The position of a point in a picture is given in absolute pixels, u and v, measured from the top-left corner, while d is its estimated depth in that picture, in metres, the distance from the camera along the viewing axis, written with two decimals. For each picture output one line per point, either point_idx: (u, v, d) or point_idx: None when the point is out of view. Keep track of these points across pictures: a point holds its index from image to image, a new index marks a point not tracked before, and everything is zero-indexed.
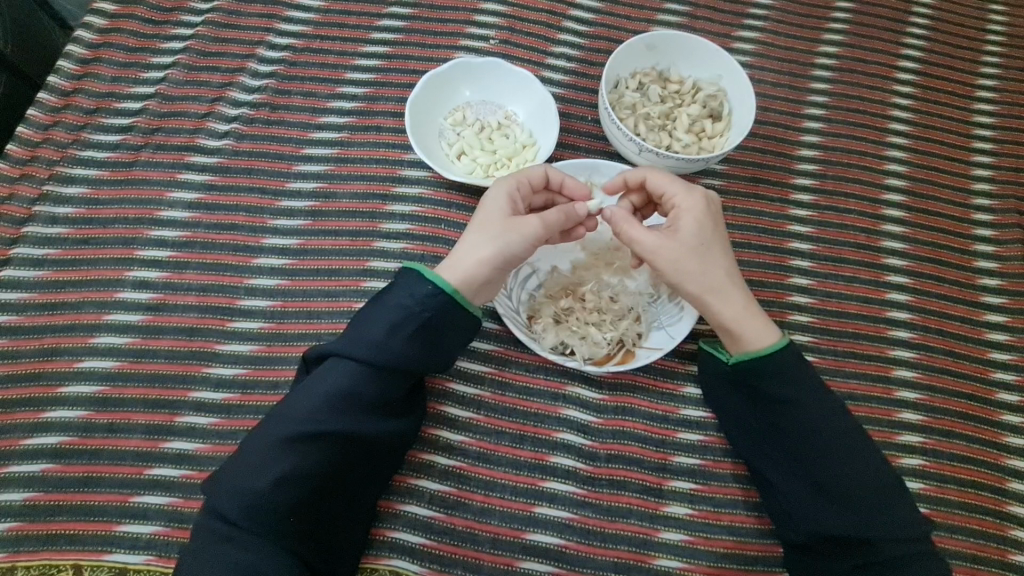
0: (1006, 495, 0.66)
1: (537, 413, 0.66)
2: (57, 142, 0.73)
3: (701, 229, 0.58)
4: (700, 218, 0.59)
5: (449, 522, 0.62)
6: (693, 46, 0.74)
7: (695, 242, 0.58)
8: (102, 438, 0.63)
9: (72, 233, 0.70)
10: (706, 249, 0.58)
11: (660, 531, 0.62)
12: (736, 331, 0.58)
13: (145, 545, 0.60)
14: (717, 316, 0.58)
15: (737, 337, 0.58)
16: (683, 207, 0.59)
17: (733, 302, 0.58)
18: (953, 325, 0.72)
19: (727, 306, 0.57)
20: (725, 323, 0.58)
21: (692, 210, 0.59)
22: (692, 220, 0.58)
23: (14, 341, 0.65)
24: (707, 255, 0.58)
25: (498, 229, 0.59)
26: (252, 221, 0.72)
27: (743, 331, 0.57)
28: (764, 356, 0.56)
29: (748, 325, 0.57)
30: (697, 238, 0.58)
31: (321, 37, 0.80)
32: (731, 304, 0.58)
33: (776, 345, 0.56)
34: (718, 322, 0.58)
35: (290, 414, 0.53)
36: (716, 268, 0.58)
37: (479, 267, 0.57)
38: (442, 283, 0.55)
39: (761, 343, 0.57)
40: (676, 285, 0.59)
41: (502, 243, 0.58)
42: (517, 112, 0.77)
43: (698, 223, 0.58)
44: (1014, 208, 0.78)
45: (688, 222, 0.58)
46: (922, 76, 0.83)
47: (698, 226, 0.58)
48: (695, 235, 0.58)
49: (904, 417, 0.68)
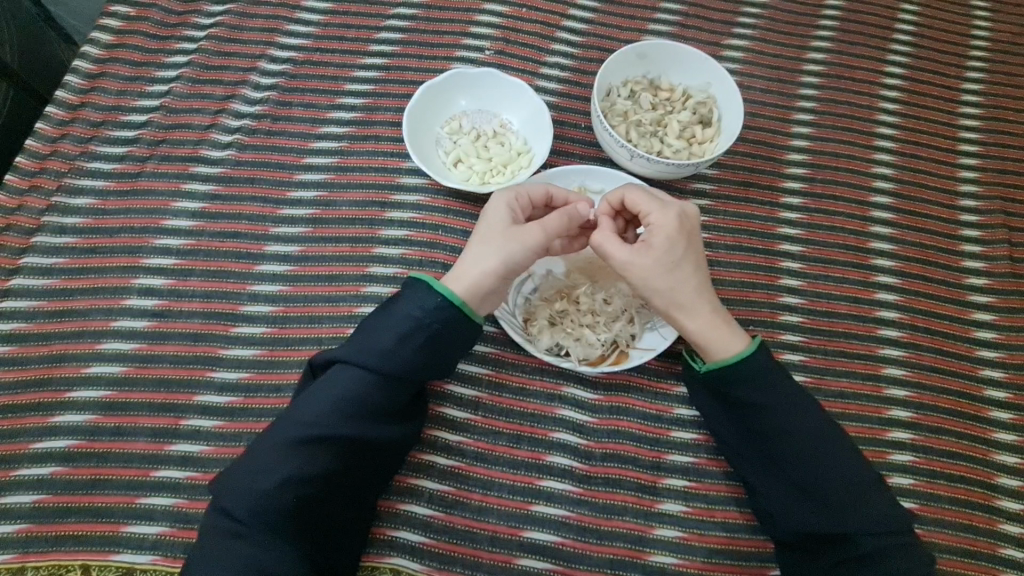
0: (995, 490, 0.67)
1: (533, 413, 0.67)
2: (65, 154, 0.75)
3: (671, 247, 0.58)
4: (672, 235, 0.58)
5: (448, 522, 0.63)
6: (682, 55, 0.76)
7: (665, 258, 0.58)
8: (109, 442, 0.65)
9: (78, 243, 0.72)
10: (677, 266, 0.58)
11: (654, 527, 0.64)
12: (704, 345, 0.59)
13: (152, 545, 0.61)
14: (685, 330, 0.60)
15: (704, 350, 0.59)
16: (657, 225, 0.59)
17: (700, 317, 0.59)
18: (942, 325, 0.74)
19: (694, 320, 0.59)
20: (692, 336, 0.59)
21: (665, 228, 0.59)
22: (665, 237, 0.58)
23: (23, 348, 0.67)
24: (676, 272, 0.58)
25: (502, 239, 0.60)
26: (255, 228, 0.74)
27: (709, 345, 0.59)
28: (728, 368, 0.57)
29: (714, 339, 0.59)
30: (667, 255, 0.58)
31: (321, 50, 0.82)
32: (697, 320, 0.59)
33: (745, 352, 0.57)
34: (686, 335, 0.60)
35: (297, 417, 0.54)
36: (685, 284, 0.59)
37: (484, 278, 0.59)
38: (449, 292, 0.57)
39: (727, 355, 0.58)
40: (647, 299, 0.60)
41: (506, 253, 0.59)
42: (512, 120, 0.79)
43: (671, 240, 0.58)
44: (1000, 210, 0.79)
45: (660, 239, 0.58)
46: (908, 81, 0.85)
47: (670, 243, 0.58)
48: (666, 253, 0.58)
49: (893, 414, 0.69)
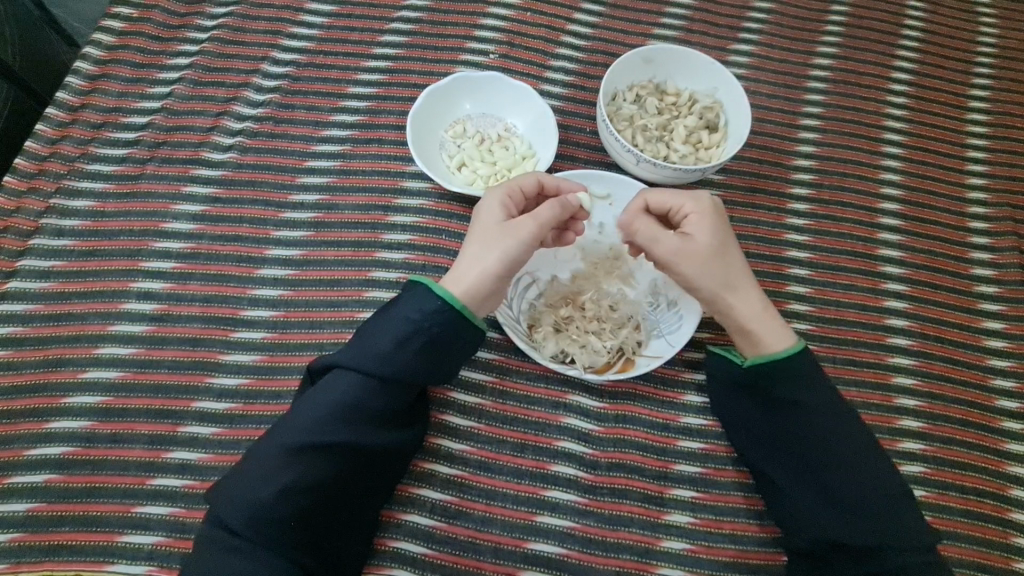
0: (1008, 503, 0.66)
1: (538, 421, 0.66)
2: (65, 156, 0.75)
3: (717, 232, 0.59)
4: (714, 222, 0.59)
5: (450, 532, 0.62)
6: (688, 59, 0.76)
7: (715, 244, 0.58)
8: (105, 448, 0.63)
9: (76, 246, 0.71)
10: (726, 251, 0.59)
11: (661, 539, 0.62)
12: (755, 332, 0.58)
13: (147, 555, 0.60)
14: (737, 319, 0.58)
15: (755, 340, 0.58)
16: (696, 213, 0.60)
17: (751, 302, 0.58)
18: (951, 332, 0.73)
19: (746, 307, 0.58)
20: (744, 324, 0.58)
21: (708, 215, 0.59)
22: (708, 223, 0.59)
23: (18, 352, 0.66)
24: (725, 257, 0.58)
25: (494, 238, 0.59)
26: (256, 232, 0.73)
27: (762, 332, 0.58)
28: (777, 361, 0.56)
29: (766, 326, 0.58)
30: (715, 240, 0.58)
31: (323, 53, 0.82)
32: (749, 305, 0.58)
33: (797, 344, 0.57)
34: (737, 325, 0.59)
35: (294, 424, 0.53)
36: (735, 269, 0.59)
37: (481, 279, 0.57)
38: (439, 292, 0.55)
39: (778, 346, 0.57)
40: (696, 289, 0.59)
41: (500, 250, 0.58)
42: (517, 124, 0.78)
43: (715, 226, 0.59)
44: (1009, 217, 0.79)
45: (704, 225, 0.59)
46: (916, 87, 0.84)
47: (714, 230, 0.59)
48: (714, 238, 0.58)
49: (904, 425, 0.68)
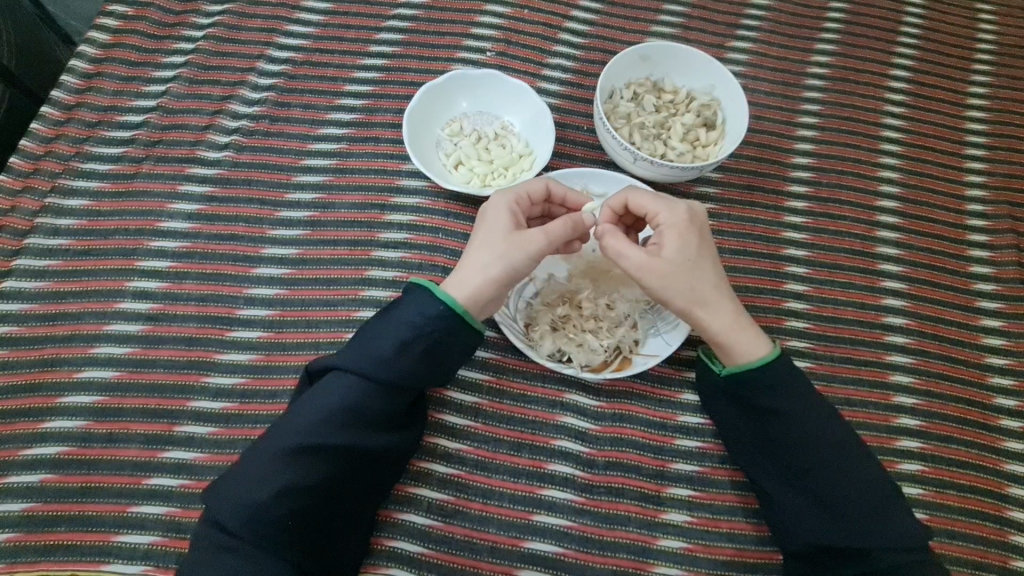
0: (1006, 501, 0.66)
1: (535, 420, 0.66)
2: (60, 154, 0.74)
3: (684, 245, 0.58)
4: (682, 233, 0.58)
5: (447, 532, 0.61)
6: (686, 56, 0.75)
7: (682, 257, 0.57)
8: (101, 448, 0.63)
9: (72, 245, 0.71)
10: (694, 264, 0.58)
11: (658, 538, 0.62)
12: (728, 345, 0.57)
13: (143, 555, 0.60)
14: (708, 331, 0.58)
15: (728, 352, 0.58)
16: (667, 224, 0.59)
17: (723, 315, 0.58)
18: (949, 331, 0.72)
19: (717, 321, 0.57)
20: (716, 337, 0.58)
21: (676, 226, 0.58)
22: (676, 235, 0.58)
23: (13, 352, 0.66)
24: (694, 270, 0.57)
25: (502, 246, 0.58)
26: (252, 231, 0.72)
27: (734, 344, 0.57)
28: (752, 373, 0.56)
29: (739, 339, 0.57)
30: (682, 253, 0.57)
31: (320, 50, 0.81)
32: (721, 318, 0.57)
33: (770, 356, 0.56)
34: (710, 337, 0.58)
35: (292, 425, 0.53)
36: (704, 282, 0.58)
37: (485, 288, 0.57)
38: (448, 300, 0.55)
39: (752, 357, 0.57)
40: (665, 302, 0.58)
41: (507, 261, 0.58)
42: (514, 122, 0.78)
43: (683, 238, 0.58)
44: (1008, 215, 0.78)
45: (672, 238, 0.58)
46: (914, 84, 0.84)
47: (682, 242, 0.58)
48: (681, 251, 0.57)
49: (902, 423, 0.68)
